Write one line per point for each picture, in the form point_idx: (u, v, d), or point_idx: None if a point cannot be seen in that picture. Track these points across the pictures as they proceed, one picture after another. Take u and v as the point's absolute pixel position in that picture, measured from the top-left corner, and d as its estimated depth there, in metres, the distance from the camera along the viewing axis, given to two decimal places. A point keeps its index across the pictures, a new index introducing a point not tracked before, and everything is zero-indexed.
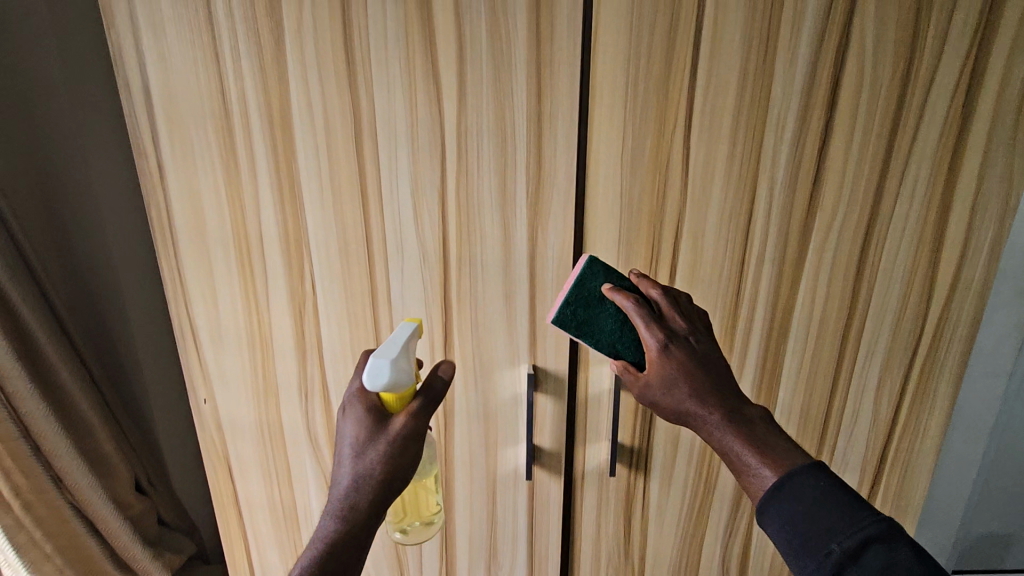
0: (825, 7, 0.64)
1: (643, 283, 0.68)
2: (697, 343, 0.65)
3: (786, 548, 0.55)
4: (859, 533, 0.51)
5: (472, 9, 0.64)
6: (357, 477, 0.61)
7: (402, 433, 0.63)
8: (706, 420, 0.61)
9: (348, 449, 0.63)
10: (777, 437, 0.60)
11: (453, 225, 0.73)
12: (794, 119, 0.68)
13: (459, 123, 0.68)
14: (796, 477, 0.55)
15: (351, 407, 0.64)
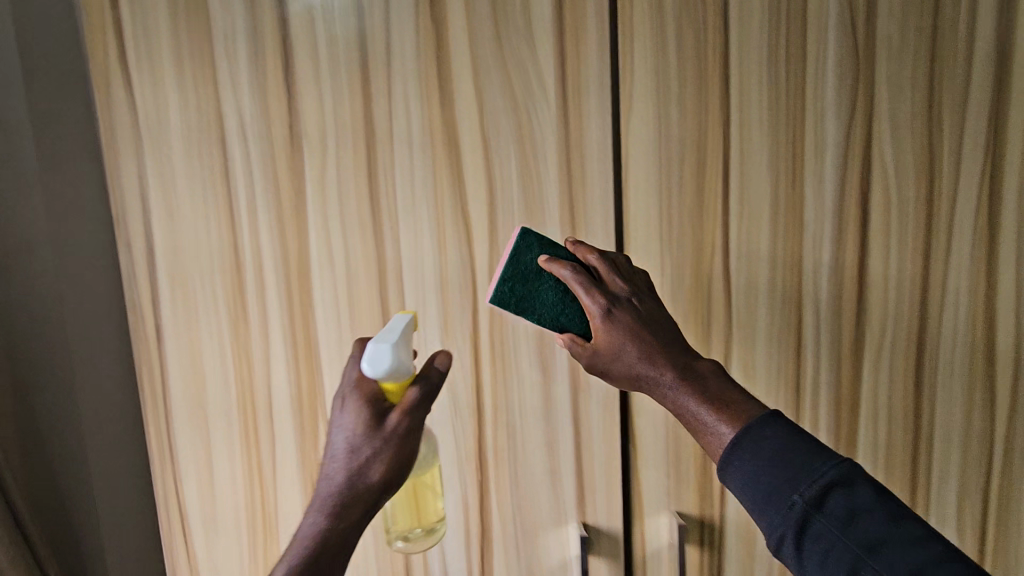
0: (843, 135, 0.66)
1: (581, 249, 0.58)
2: (641, 306, 0.56)
3: (746, 500, 0.47)
4: (823, 479, 0.44)
5: (502, 154, 0.63)
6: (351, 481, 0.53)
7: (403, 433, 0.54)
8: (660, 382, 0.52)
9: (344, 441, 0.54)
10: (736, 390, 0.51)
11: (487, 369, 0.66)
12: (830, 239, 0.68)
13: (491, 264, 0.64)
14: (752, 430, 0.47)
15: (347, 399, 0.55)
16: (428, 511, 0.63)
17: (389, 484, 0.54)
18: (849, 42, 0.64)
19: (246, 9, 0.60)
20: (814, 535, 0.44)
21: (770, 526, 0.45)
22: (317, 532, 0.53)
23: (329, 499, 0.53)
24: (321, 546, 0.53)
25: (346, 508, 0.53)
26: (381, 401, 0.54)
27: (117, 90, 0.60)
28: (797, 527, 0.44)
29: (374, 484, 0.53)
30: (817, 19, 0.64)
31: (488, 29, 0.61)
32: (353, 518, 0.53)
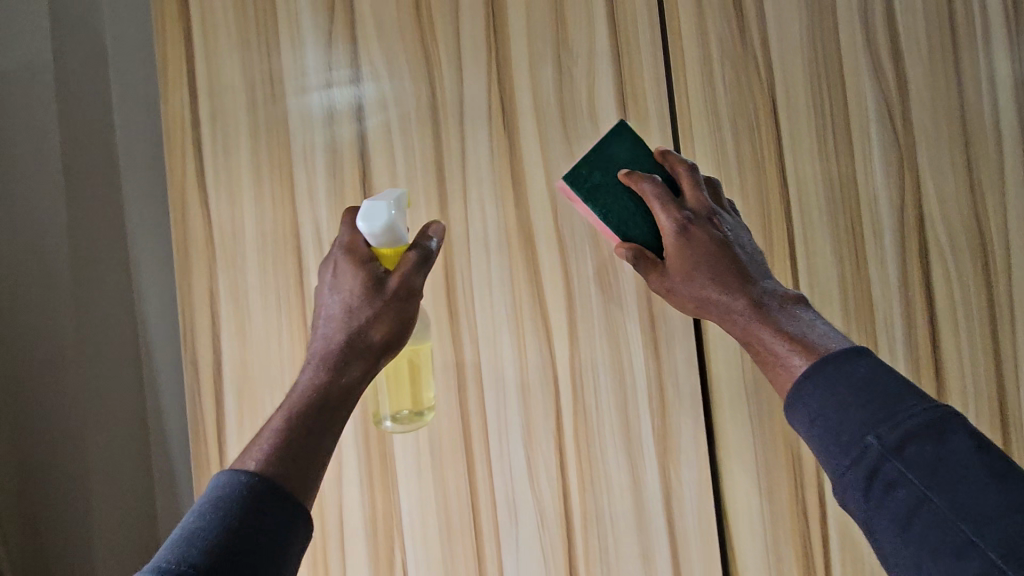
0: (896, 215, 0.68)
1: (671, 160, 0.59)
2: (721, 227, 0.56)
3: (812, 444, 0.45)
4: (905, 425, 0.41)
5: (577, 249, 0.63)
6: (344, 342, 0.52)
7: (399, 298, 0.53)
8: (730, 308, 0.53)
9: (340, 307, 0.53)
10: (818, 326, 0.51)
11: (574, 474, 0.62)
12: (899, 315, 0.68)
13: (572, 361, 0.63)
14: (829, 364, 0.45)
15: (341, 266, 0.54)
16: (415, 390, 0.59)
17: (379, 350, 0.53)
18: (889, 131, 0.69)
19: (325, 124, 0.62)
20: (893, 492, 0.40)
21: (837, 474, 0.43)
22: (303, 398, 0.50)
23: (318, 365, 0.51)
24: (306, 411, 0.49)
25: (337, 373, 0.51)
26: (375, 264, 0.53)
27: (192, 206, 0.61)
28: (871, 472, 0.41)
29: (365, 346, 0.52)
30: (857, 112, 0.68)
31: (557, 133, 0.63)
32: (345, 385, 0.51)
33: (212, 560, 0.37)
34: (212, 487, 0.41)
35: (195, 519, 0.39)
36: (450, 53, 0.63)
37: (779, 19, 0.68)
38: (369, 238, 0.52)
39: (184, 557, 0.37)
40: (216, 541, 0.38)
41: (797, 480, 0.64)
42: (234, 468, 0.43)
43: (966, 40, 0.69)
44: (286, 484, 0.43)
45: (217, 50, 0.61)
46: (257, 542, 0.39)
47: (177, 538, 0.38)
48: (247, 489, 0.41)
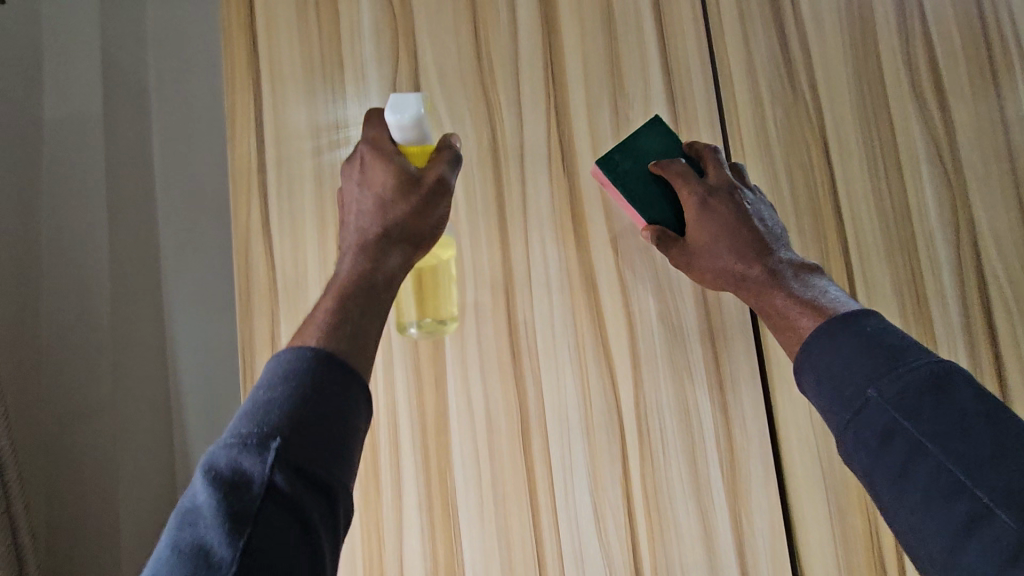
0: (953, 252, 0.68)
1: (697, 146, 0.59)
2: (743, 198, 0.57)
3: (819, 402, 0.47)
4: (906, 377, 0.42)
5: (639, 290, 0.63)
6: (381, 231, 0.49)
7: (436, 191, 0.51)
8: (745, 277, 0.55)
9: (372, 201, 0.51)
10: (830, 290, 0.53)
11: (642, 524, 0.60)
12: (964, 353, 0.67)
13: (637, 404, 0.61)
14: (835, 326, 0.47)
15: (371, 168, 0.52)
16: (438, 297, 0.61)
17: (420, 238, 0.51)
18: (940, 169, 0.69)
19: None
20: (889, 441, 0.41)
21: (840, 429, 0.44)
22: (348, 280, 0.46)
23: (357, 252, 0.48)
24: (357, 288, 0.45)
25: (381, 257, 0.48)
26: (403, 157, 0.52)
27: (256, 249, 0.61)
28: (870, 425, 0.42)
29: (405, 232, 0.50)
30: (907, 152, 0.69)
31: None
32: (389, 269, 0.48)
33: (293, 425, 0.35)
34: (280, 360, 0.38)
35: (267, 390, 0.37)
36: (510, 99, 0.64)
37: (826, 64, 0.69)
38: (396, 132, 0.52)
39: (263, 424, 0.35)
40: (292, 411, 0.35)
41: (872, 527, 0.61)
42: (294, 344, 0.40)
43: (1007, 80, 0.71)
44: (349, 357, 0.40)
45: (285, 98, 0.63)
46: (336, 413, 0.37)
47: (252, 404, 0.36)
48: (317, 360, 0.38)
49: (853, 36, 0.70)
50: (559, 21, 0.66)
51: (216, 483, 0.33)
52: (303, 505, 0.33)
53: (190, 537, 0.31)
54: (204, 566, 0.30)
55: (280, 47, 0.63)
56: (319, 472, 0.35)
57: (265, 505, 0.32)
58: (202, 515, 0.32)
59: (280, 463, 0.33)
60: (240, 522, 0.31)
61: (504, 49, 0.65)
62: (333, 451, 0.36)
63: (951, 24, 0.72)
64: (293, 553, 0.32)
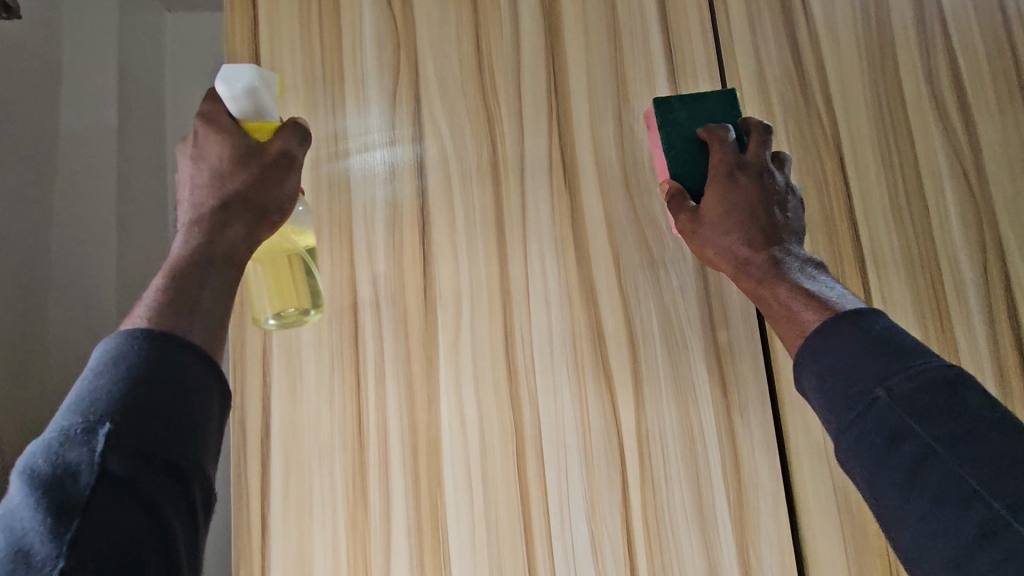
0: (979, 274, 0.64)
1: (749, 120, 0.56)
2: (773, 182, 0.53)
3: (816, 401, 0.43)
4: (918, 378, 0.39)
5: (642, 308, 0.60)
6: (218, 204, 0.44)
7: (280, 166, 0.47)
8: (750, 262, 0.50)
9: (208, 174, 0.45)
10: (838, 289, 0.48)
11: (643, 557, 0.56)
12: (992, 381, 0.62)
13: (638, 427, 0.58)
14: (844, 318, 0.43)
15: (208, 139, 0.47)
16: (292, 284, 0.54)
17: (267, 211, 0.46)
18: (963, 186, 0.66)
19: (386, 180, 0.61)
20: (898, 446, 0.38)
21: (840, 430, 0.41)
22: (182, 260, 0.41)
23: (191, 228, 0.43)
24: (191, 263, 0.41)
25: (216, 229, 0.43)
26: (244, 134, 0.47)
27: None
28: (874, 426, 0.39)
29: (249, 205, 0.45)
30: (928, 167, 0.66)
31: (619, 188, 0.62)
32: (230, 244, 0.43)
33: (123, 410, 0.32)
34: (107, 347, 0.35)
35: (92, 379, 0.34)
36: (511, 111, 0.63)
37: (841, 77, 0.67)
38: (230, 104, 0.48)
39: (88, 413, 0.32)
40: (121, 397, 0.33)
41: (889, 566, 0.58)
42: (124, 328, 0.36)
43: None
44: (194, 339, 0.37)
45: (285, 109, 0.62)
46: (178, 393, 0.34)
47: (73, 398, 0.33)
48: (146, 342, 0.35)
49: (870, 48, 0.68)
50: (563, 33, 0.65)
51: (34, 483, 0.30)
52: (143, 489, 0.31)
53: (6, 540, 0.29)
54: (28, 564, 0.28)
55: (282, 58, 0.63)
56: (163, 455, 0.32)
57: (97, 494, 0.30)
58: (21, 517, 0.29)
59: (111, 449, 0.31)
60: (67, 515, 0.29)
61: (506, 61, 0.64)
62: (176, 433, 0.33)
63: (976, 37, 0.69)
64: (137, 537, 0.30)
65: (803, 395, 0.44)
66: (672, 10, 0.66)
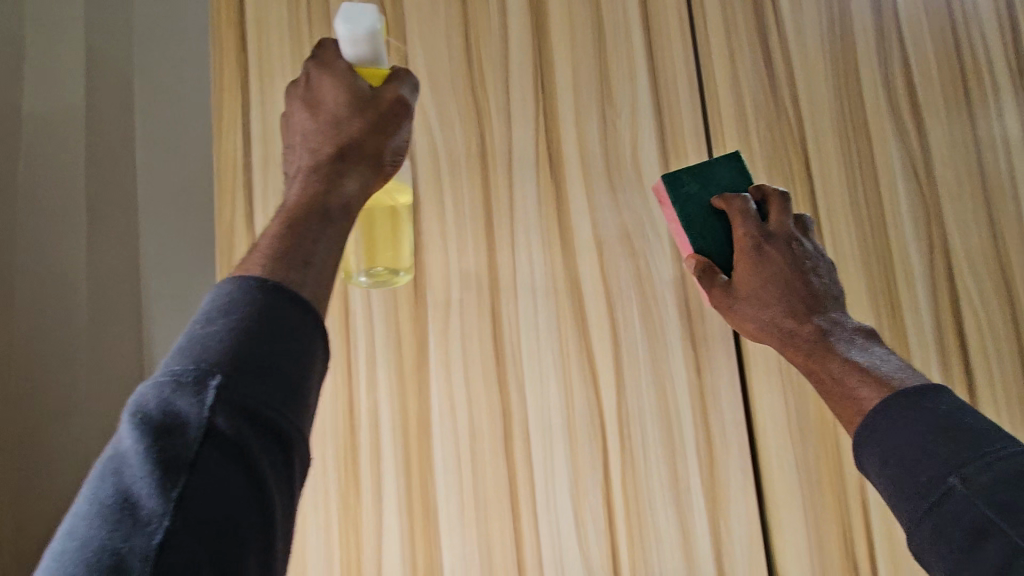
0: (927, 266, 0.70)
1: (765, 190, 0.60)
2: (802, 249, 0.57)
3: (885, 488, 0.45)
4: (992, 467, 0.40)
5: (624, 299, 0.63)
6: (335, 150, 0.43)
7: (392, 115, 0.46)
8: (796, 333, 0.54)
9: (324, 119, 0.45)
10: (890, 359, 0.52)
11: (622, 530, 0.60)
12: (936, 364, 0.69)
13: (620, 410, 0.62)
14: (905, 399, 0.46)
15: (324, 86, 0.47)
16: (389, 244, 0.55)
17: (380, 158, 0.45)
18: (915, 185, 0.71)
19: None
20: (976, 538, 0.39)
21: (912, 517, 0.42)
22: (302, 203, 0.40)
23: (314, 171, 0.42)
24: (310, 212, 0.40)
25: (336, 177, 0.42)
26: (360, 81, 0.47)
27: (239, 248, 0.60)
28: (950, 515, 0.40)
29: (364, 152, 0.44)
30: (884, 168, 0.71)
31: (603, 182, 0.65)
32: (347, 193, 0.42)
33: (236, 365, 0.31)
34: (218, 294, 0.34)
35: (204, 325, 0.33)
36: (500, 104, 0.65)
37: (808, 81, 0.71)
38: (347, 47, 0.49)
39: (201, 361, 0.31)
40: (234, 351, 0.31)
41: (845, 531, 0.64)
42: (233, 278, 0.35)
43: (980, 104, 0.74)
44: (303, 294, 0.35)
45: (273, 97, 0.62)
46: (293, 354, 0.33)
47: (181, 349, 0.32)
48: (258, 293, 0.34)
49: (835, 54, 0.72)
50: (550, 30, 0.67)
51: (143, 428, 0.29)
52: (248, 451, 0.30)
53: (112, 485, 0.28)
54: (132, 521, 0.27)
55: (269, 45, 0.63)
56: (268, 418, 0.31)
57: (204, 451, 0.29)
58: (127, 463, 0.29)
59: (222, 405, 0.30)
60: (175, 472, 0.28)
61: (495, 55, 0.65)
62: (284, 394, 0.32)
63: (928, 48, 0.74)
64: (239, 508, 0.28)
65: (868, 478, 0.47)
66: (653, 12, 0.69)
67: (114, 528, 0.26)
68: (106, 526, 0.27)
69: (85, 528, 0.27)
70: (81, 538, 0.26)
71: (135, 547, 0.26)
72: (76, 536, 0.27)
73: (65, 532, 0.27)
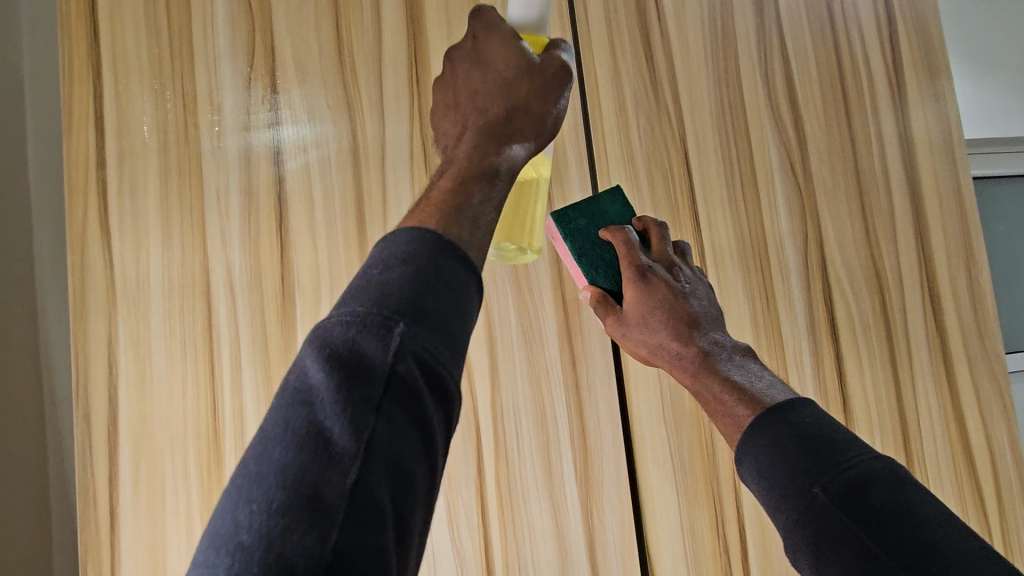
0: (802, 258, 0.73)
1: (646, 221, 0.58)
2: (682, 276, 0.55)
3: (762, 497, 0.42)
4: (850, 474, 0.38)
5: (500, 297, 0.64)
6: (502, 115, 0.38)
7: (557, 81, 0.41)
8: (682, 355, 0.51)
9: (492, 77, 0.40)
10: (765, 377, 0.49)
11: (496, 524, 0.61)
12: (808, 354, 0.71)
13: (494, 407, 0.62)
14: (776, 412, 0.43)
15: (489, 45, 0.41)
16: (522, 227, 0.56)
17: (545, 126, 0.40)
18: (791, 179, 0.74)
19: (241, 166, 0.61)
20: (838, 548, 0.36)
21: (787, 528, 0.40)
22: (467, 168, 0.36)
23: (478, 135, 0.37)
24: (477, 179, 0.35)
25: (499, 144, 0.37)
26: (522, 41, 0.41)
27: (92, 249, 0.57)
28: (816, 525, 0.38)
29: (529, 117, 0.40)
30: (762, 163, 0.73)
31: None
32: (514, 161, 0.37)
33: (412, 313, 0.28)
34: (399, 235, 0.31)
35: (381, 268, 0.30)
36: (372, 99, 0.63)
37: (688, 78, 0.72)
38: (517, 9, 0.48)
39: (381, 305, 0.28)
40: (407, 296, 0.28)
41: (717, 517, 0.65)
42: (406, 226, 0.32)
43: (856, 100, 0.77)
44: (470, 254, 0.33)
45: (129, 91, 0.60)
46: (458, 309, 0.30)
47: (359, 289, 0.29)
48: (432, 244, 0.30)
49: (716, 51, 0.74)
50: (426, 22, 0.66)
51: (329, 360, 0.27)
52: (421, 400, 0.27)
53: (298, 414, 0.26)
54: (328, 454, 0.25)
55: (124, 35, 0.60)
56: (438, 372, 0.28)
57: (388, 397, 0.26)
58: (314, 391, 0.26)
59: (404, 354, 0.27)
60: (362, 415, 0.25)
61: (367, 48, 0.64)
62: (451, 348, 0.29)
63: (807, 45, 0.76)
64: (414, 459, 0.27)
65: (751, 491, 0.43)
66: None
67: (311, 459, 0.24)
68: (303, 455, 0.24)
69: (280, 452, 0.25)
70: (277, 463, 0.24)
71: (332, 484, 0.24)
72: (272, 461, 0.25)
73: (258, 454, 0.25)
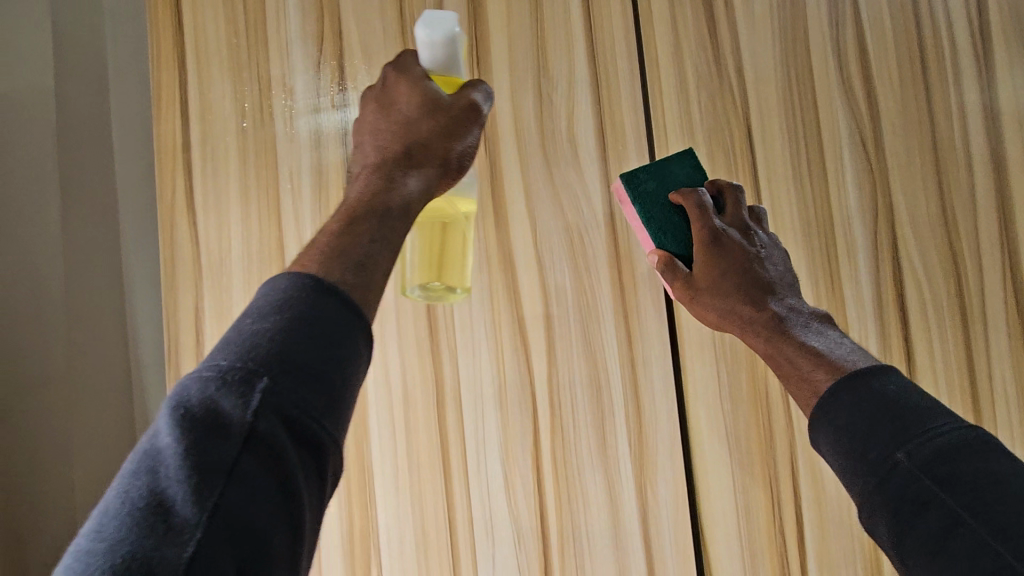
0: (870, 237, 0.70)
1: (720, 185, 0.58)
2: (755, 241, 0.55)
3: (835, 462, 0.42)
4: (937, 442, 0.38)
5: (556, 273, 0.65)
6: (400, 153, 0.43)
7: (464, 118, 0.45)
8: (753, 320, 0.50)
9: (396, 119, 0.44)
10: (845, 343, 0.48)
11: (550, 493, 0.63)
12: (874, 335, 0.69)
13: (550, 379, 0.64)
14: (857, 378, 0.42)
15: (397, 86, 0.45)
16: (446, 262, 0.52)
17: (447, 162, 0.44)
18: (862, 154, 0.70)
19: (312, 146, 0.64)
20: (923, 515, 0.36)
21: (863, 495, 0.39)
22: (360, 203, 0.40)
23: (374, 173, 0.42)
24: (365, 213, 0.40)
25: (395, 179, 0.42)
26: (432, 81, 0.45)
27: (181, 226, 0.62)
28: (897, 492, 0.37)
29: (430, 154, 0.44)
30: (831, 138, 0.70)
31: (538, 159, 0.67)
32: (407, 194, 0.41)
33: (278, 367, 0.30)
34: (272, 289, 0.33)
35: (253, 320, 0.32)
36: None
37: (752, 50, 0.70)
38: (424, 51, 0.47)
39: (247, 360, 0.30)
40: (275, 351, 0.31)
41: (773, 497, 0.64)
42: (281, 279, 0.34)
43: (936, 70, 0.72)
44: (354, 296, 0.35)
45: (209, 75, 0.64)
46: (335, 358, 0.32)
47: (227, 343, 0.31)
48: (300, 293, 0.33)
49: (784, 22, 0.71)
50: None
51: (184, 422, 0.28)
52: (285, 456, 0.29)
53: (142, 483, 0.27)
54: (165, 527, 0.25)
55: (206, 24, 0.64)
56: (304, 426, 0.30)
57: (245, 453, 0.28)
58: (161, 457, 0.28)
59: (266, 412, 0.29)
60: (209, 480, 0.27)
61: None
62: (325, 401, 0.31)
63: (884, 12, 0.72)
64: (271, 524, 0.27)
65: (822, 457, 0.43)
66: None
67: (145, 533, 0.25)
68: (138, 530, 0.25)
69: (114, 529, 0.25)
70: (106, 540, 0.25)
71: (166, 559, 0.24)
72: (104, 537, 0.25)
73: (92, 530, 0.26)
